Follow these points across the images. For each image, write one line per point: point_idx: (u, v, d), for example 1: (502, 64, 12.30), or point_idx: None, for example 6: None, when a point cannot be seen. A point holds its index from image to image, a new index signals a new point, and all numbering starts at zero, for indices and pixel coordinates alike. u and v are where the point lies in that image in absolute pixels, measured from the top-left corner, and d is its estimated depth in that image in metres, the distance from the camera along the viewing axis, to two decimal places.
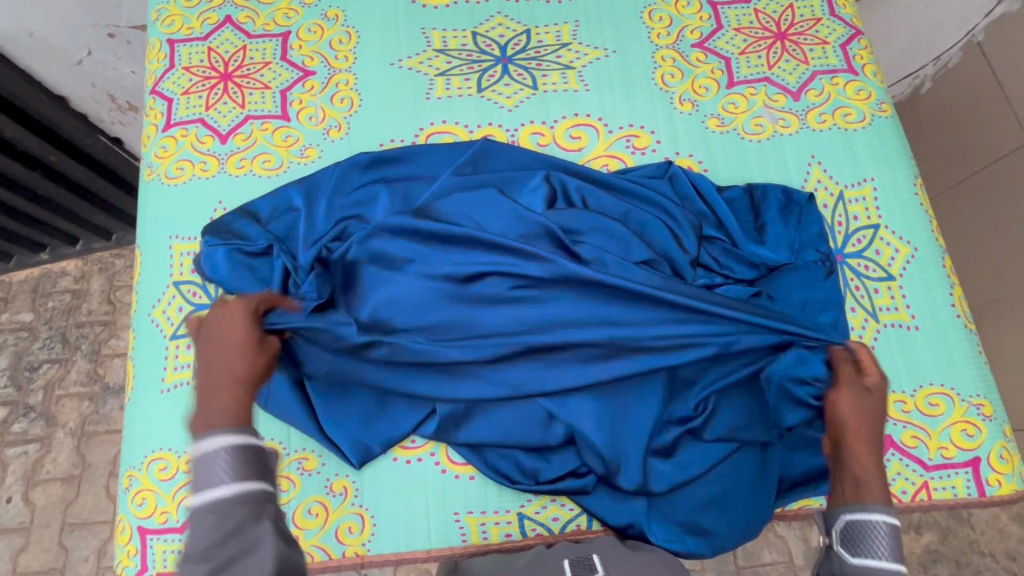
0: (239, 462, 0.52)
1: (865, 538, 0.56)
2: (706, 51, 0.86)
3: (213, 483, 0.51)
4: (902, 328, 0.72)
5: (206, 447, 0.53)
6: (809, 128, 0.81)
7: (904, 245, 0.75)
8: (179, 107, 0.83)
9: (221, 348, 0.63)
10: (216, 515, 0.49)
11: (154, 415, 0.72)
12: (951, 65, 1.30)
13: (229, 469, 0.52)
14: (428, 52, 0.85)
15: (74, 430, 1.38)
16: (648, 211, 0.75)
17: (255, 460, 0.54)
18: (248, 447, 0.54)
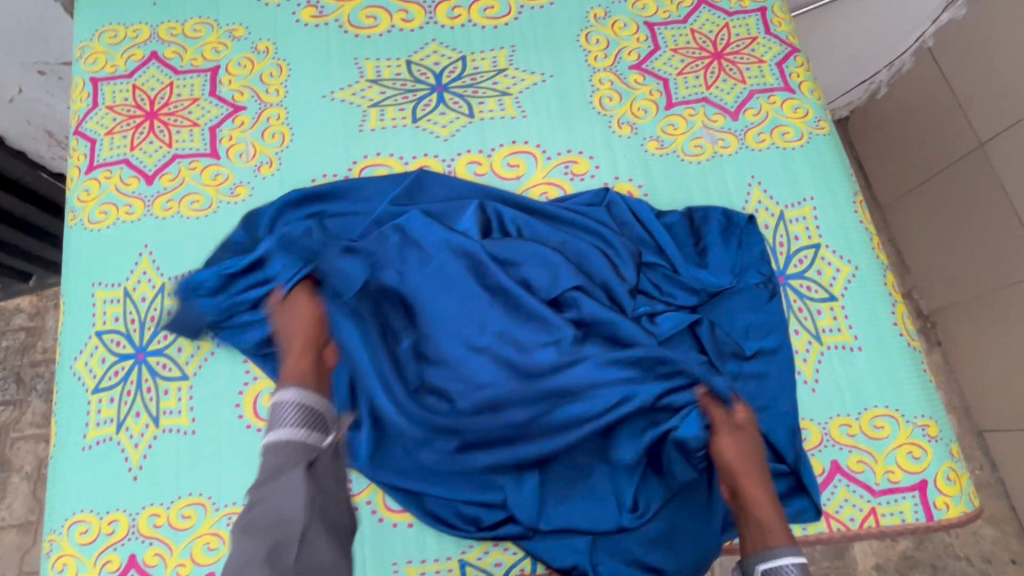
0: (302, 411, 0.56)
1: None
2: (643, 72, 0.85)
3: (281, 422, 0.55)
4: (846, 350, 0.71)
5: (282, 394, 0.58)
6: (748, 148, 0.80)
7: (846, 265, 0.74)
8: (102, 148, 0.80)
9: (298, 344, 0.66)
10: (278, 452, 0.53)
11: (75, 475, 0.68)
12: (904, 71, 1.31)
13: (298, 417, 0.56)
14: (361, 83, 0.84)
15: (30, 473, 1.33)
16: (586, 240, 0.74)
17: (322, 415, 0.58)
18: (318, 402, 0.58)
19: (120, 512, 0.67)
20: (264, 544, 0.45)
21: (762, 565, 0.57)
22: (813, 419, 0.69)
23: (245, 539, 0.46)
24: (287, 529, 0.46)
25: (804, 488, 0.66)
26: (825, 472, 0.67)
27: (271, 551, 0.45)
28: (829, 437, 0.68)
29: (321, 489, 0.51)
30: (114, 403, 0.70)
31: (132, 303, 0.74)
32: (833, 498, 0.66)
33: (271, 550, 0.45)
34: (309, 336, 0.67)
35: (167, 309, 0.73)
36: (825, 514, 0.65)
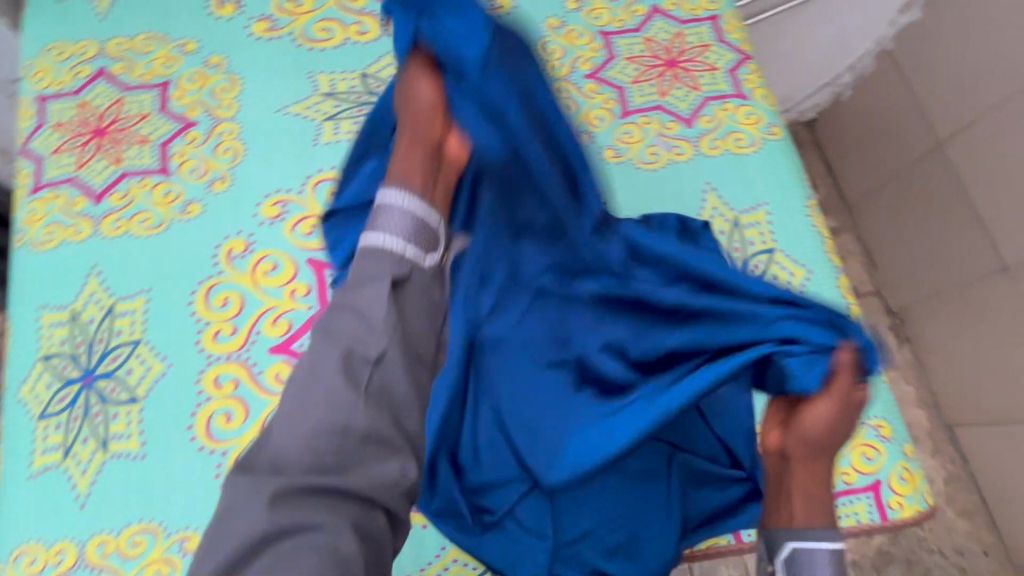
0: (409, 219, 0.56)
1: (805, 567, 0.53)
2: (599, 81, 0.85)
3: (392, 198, 0.57)
4: None
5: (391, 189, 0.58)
6: (702, 155, 0.81)
7: (799, 269, 0.75)
8: (49, 167, 0.79)
9: (416, 110, 0.65)
10: (376, 250, 0.54)
11: (21, 504, 0.66)
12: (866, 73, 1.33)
13: (406, 223, 0.56)
14: (315, 96, 0.83)
15: None
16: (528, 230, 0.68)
17: (431, 225, 0.59)
18: (427, 208, 0.59)
19: (68, 542, 0.65)
20: (337, 350, 0.47)
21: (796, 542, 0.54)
22: None
23: (322, 339, 0.48)
24: (365, 347, 0.48)
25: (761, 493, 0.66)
26: None
27: (344, 360, 0.47)
28: None
29: (410, 329, 0.52)
30: (61, 429, 0.69)
31: (80, 325, 0.72)
32: None
33: (345, 361, 0.47)
34: (434, 103, 0.65)
35: (116, 331, 0.72)
36: None
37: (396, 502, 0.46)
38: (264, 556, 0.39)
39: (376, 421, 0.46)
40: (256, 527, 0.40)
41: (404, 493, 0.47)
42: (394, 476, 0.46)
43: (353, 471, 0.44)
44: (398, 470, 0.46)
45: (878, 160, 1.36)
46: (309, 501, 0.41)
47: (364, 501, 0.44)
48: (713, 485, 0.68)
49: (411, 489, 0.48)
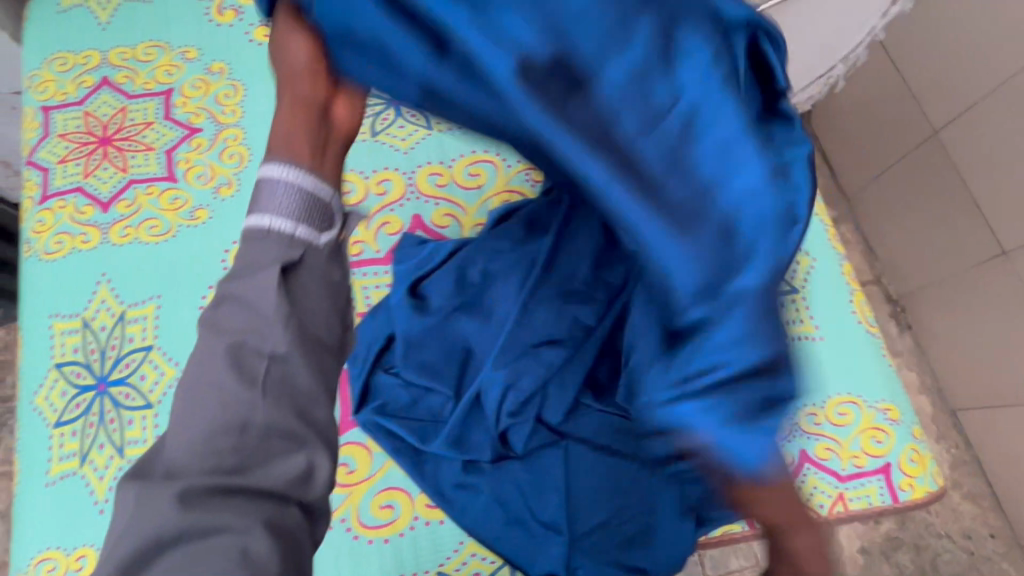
0: (302, 197, 0.40)
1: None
2: None
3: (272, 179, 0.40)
4: (809, 340, 0.73)
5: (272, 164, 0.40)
6: None
7: (803, 257, 0.76)
8: (56, 177, 0.79)
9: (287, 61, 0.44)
10: (258, 244, 0.38)
11: (39, 512, 0.67)
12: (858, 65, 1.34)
13: (294, 199, 0.40)
14: None
15: None
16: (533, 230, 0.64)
17: (319, 202, 0.41)
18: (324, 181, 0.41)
19: (88, 548, 0.65)
20: (224, 337, 0.36)
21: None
22: None
23: (208, 328, 0.37)
24: (259, 339, 0.36)
25: None
26: (794, 461, 0.68)
27: (230, 348, 0.36)
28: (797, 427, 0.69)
29: (308, 311, 0.38)
30: (77, 436, 0.69)
31: (92, 332, 0.73)
32: (802, 486, 0.68)
33: (231, 355, 0.36)
34: (311, 66, 0.43)
35: (128, 337, 0.72)
36: (795, 502, 0.67)
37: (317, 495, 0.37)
38: (175, 555, 0.31)
39: (277, 414, 0.36)
40: (142, 531, 0.32)
41: (318, 486, 0.37)
42: (304, 469, 0.36)
43: (255, 472, 0.34)
44: (312, 461, 0.36)
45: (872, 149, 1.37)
46: (208, 513, 0.32)
47: (278, 498, 0.34)
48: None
49: (330, 481, 0.38)
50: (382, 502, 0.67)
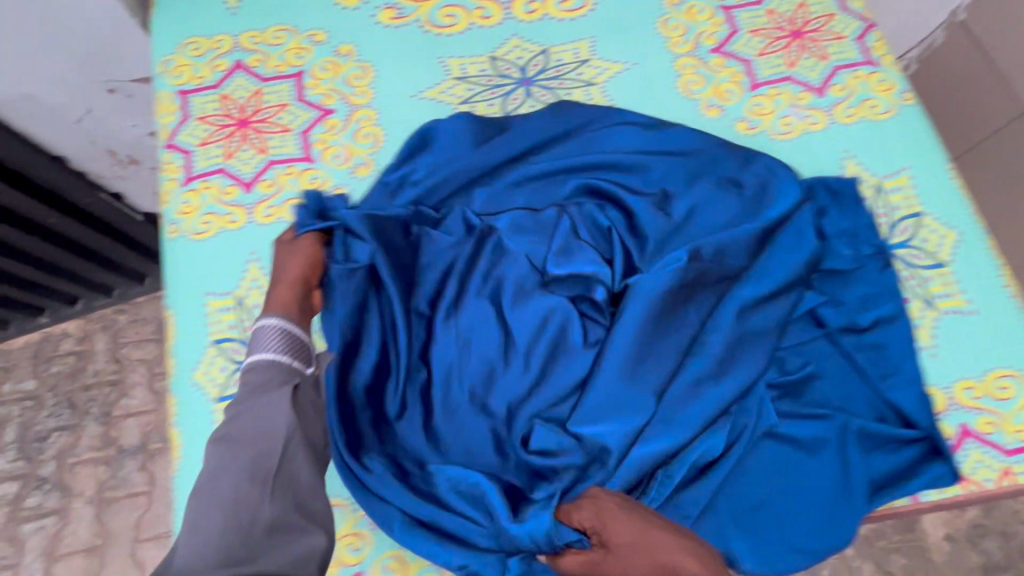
0: (284, 341, 0.65)
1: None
2: (725, 55, 0.85)
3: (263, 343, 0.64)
4: (959, 314, 0.72)
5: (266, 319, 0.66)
6: (839, 124, 0.80)
7: (949, 231, 0.75)
8: (199, 159, 0.81)
9: (291, 253, 0.72)
10: (257, 373, 0.62)
11: None
12: (936, 46, 1.29)
13: (280, 341, 0.64)
14: (447, 80, 0.84)
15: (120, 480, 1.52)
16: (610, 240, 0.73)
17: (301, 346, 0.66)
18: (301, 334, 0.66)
19: None
20: (246, 459, 0.54)
21: None
22: (937, 383, 0.70)
23: (222, 450, 0.55)
24: (269, 455, 0.55)
25: (940, 452, 0.66)
26: (955, 436, 0.67)
27: (252, 465, 0.54)
28: (955, 401, 0.69)
29: (298, 418, 0.60)
30: None
31: (246, 310, 0.74)
32: (965, 460, 0.67)
33: (251, 471, 0.54)
34: (298, 275, 0.70)
35: None
36: (961, 477, 0.66)
37: (313, 573, 0.53)
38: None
39: (284, 510, 0.53)
40: None
41: (318, 565, 0.53)
42: (306, 552, 0.52)
43: (262, 556, 0.50)
44: (311, 544, 0.53)
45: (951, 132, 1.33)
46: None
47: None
48: (889, 448, 0.68)
49: (323, 560, 0.54)
50: None
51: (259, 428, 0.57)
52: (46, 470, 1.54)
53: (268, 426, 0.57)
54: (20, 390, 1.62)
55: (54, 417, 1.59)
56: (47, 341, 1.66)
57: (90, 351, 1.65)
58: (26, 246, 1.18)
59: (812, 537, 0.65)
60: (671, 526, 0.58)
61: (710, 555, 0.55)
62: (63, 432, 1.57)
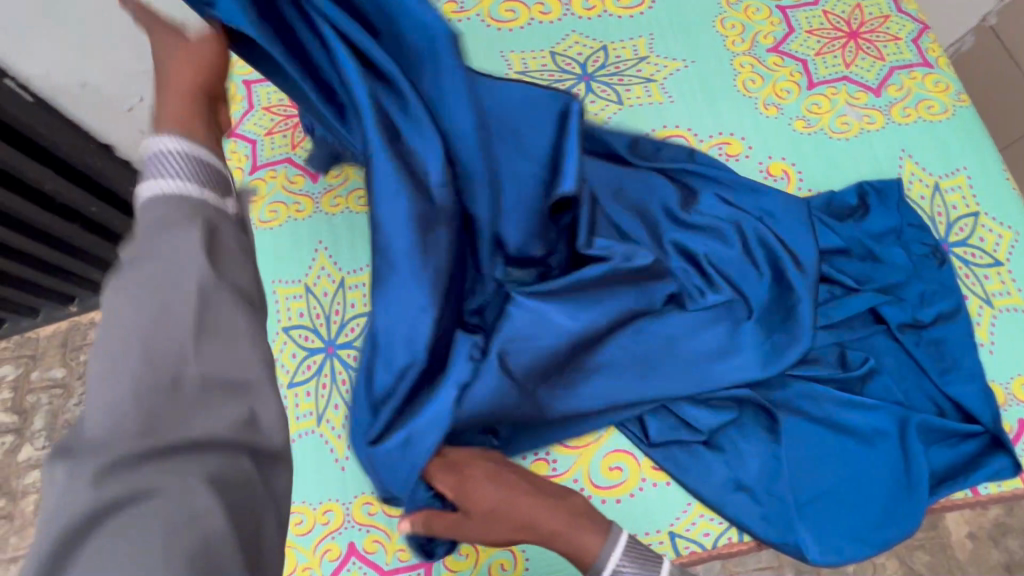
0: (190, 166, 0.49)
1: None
2: (782, 55, 0.87)
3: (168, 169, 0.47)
4: (1017, 312, 0.74)
5: (172, 139, 0.49)
6: (895, 123, 0.82)
7: (1006, 231, 0.77)
8: (263, 148, 0.84)
9: (189, 68, 0.57)
10: (163, 207, 0.45)
11: None
12: (965, 50, 1.28)
13: (185, 166, 0.48)
14: (510, 74, 0.85)
15: None
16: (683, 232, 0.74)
17: (215, 175, 0.50)
18: (215, 165, 0.50)
19: (333, 502, 0.68)
20: (152, 306, 0.40)
21: None
22: (996, 379, 0.71)
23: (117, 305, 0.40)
24: (183, 288, 0.41)
25: (1003, 445, 0.68)
26: (1014, 430, 0.69)
27: (158, 323, 0.40)
28: (1013, 396, 0.70)
29: (224, 249, 0.45)
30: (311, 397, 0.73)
31: (316, 298, 0.77)
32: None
33: (161, 313, 0.40)
34: (210, 80, 0.58)
35: (351, 304, 0.76)
36: (1022, 471, 0.68)
37: (272, 439, 0.42)
38: (97, 536, 0.32)
39: (219, 365, 0.41)
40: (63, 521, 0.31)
41: (280, 438, 0.43)
42: (246, 416, 0.41)
43: (191, 424, 0.38)
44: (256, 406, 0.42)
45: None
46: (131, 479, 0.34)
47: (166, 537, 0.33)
48: (947, 439, 0.69)
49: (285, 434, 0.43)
50: (612, 463, 0.69)
51: (165, 272, 0.42)
52: None
53: (177, 273, 0.42)
54: (50, 378, 1.62)
55: (83, 405, 1.59)
56: (76, 329, 1.66)
57: None
58: (64, 235, 1.20)
59: (877, 526, 0.66)
60: (536, 488, 0.61)
61: (585, 513, 0.59)
62: None
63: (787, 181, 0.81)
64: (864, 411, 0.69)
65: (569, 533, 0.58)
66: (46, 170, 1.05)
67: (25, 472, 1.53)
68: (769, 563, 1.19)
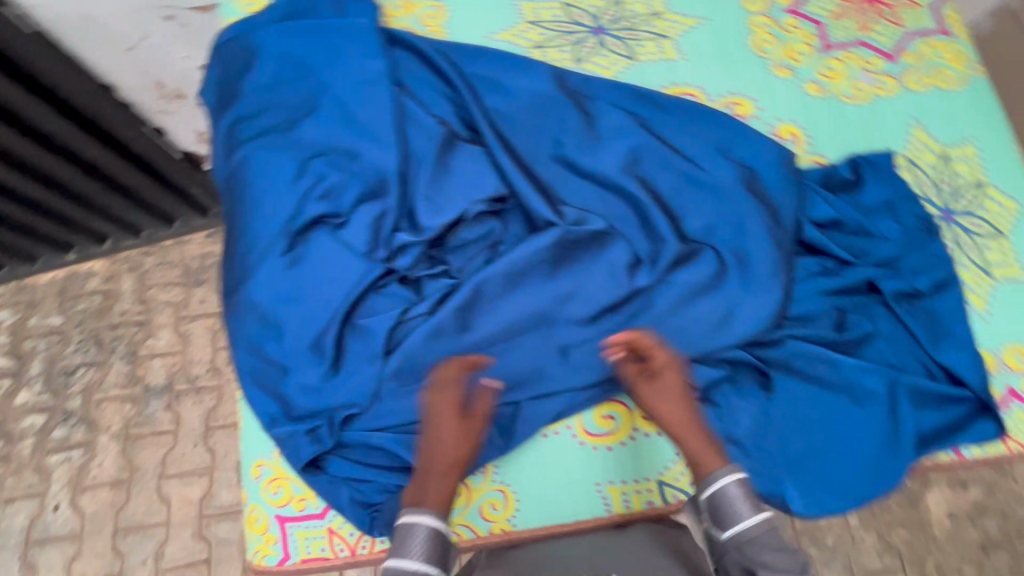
0: (434, 546, 0.56)
1: (727, 506, 0.58)
2: (799, 16, 0.85)
3: (410, 550, 0.56)
4: (1016, 283, 0.74)
5: (424, 515, 0.57)
6: (908, 90, 0.81)
7: (1010, 202, 0.77)
8: None
9: (433, 449, 0.62)
10: None
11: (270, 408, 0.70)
12: None
13: (425, 548, 0.56)
14: (521, 24, 0.84)
15: (142, 420, 1.54)
16: (686, 189, 0.74)
17: (447, 546, 0.58)
18: (447, 533, 0.58)
19: None
20: None
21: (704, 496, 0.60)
22: (987, 347, 0.72)
23: None
24: None
25: (989, 410, 0.69)
26: (1001, 398, 0.71)
27: None
28: (1003, 363, 0.72)
29: None
30: None
31: None
32: (1010, 420, 0.70)
33: None
34: (457, 458, 0.62)
35: None
36: (1004, 436, 0.69)
37: None
38: None
39: None
40: None
41: None
42: None
43: None
44: None
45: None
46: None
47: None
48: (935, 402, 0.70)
49: None
50: (604, 412, 0.70)
51: None
52: (72, 404, 1.55)
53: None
54: (48, 324, 1.62)
55: (80, 352, 1.60)
56: (74, 278, 1.66)
57: (116, 291, 1.65)
58: (62, 178, 1.19)
59: (859, 484, 0.68)
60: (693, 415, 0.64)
61: (710, 441, 0.62)
62: (90, 368, 1.59)
63: (796, 144, 0.80)
64: (858, 370, 0.70)
65: (691, 449, 0.62)
66: (39, 106, 1.03)
67: (21, 416, 1.55)
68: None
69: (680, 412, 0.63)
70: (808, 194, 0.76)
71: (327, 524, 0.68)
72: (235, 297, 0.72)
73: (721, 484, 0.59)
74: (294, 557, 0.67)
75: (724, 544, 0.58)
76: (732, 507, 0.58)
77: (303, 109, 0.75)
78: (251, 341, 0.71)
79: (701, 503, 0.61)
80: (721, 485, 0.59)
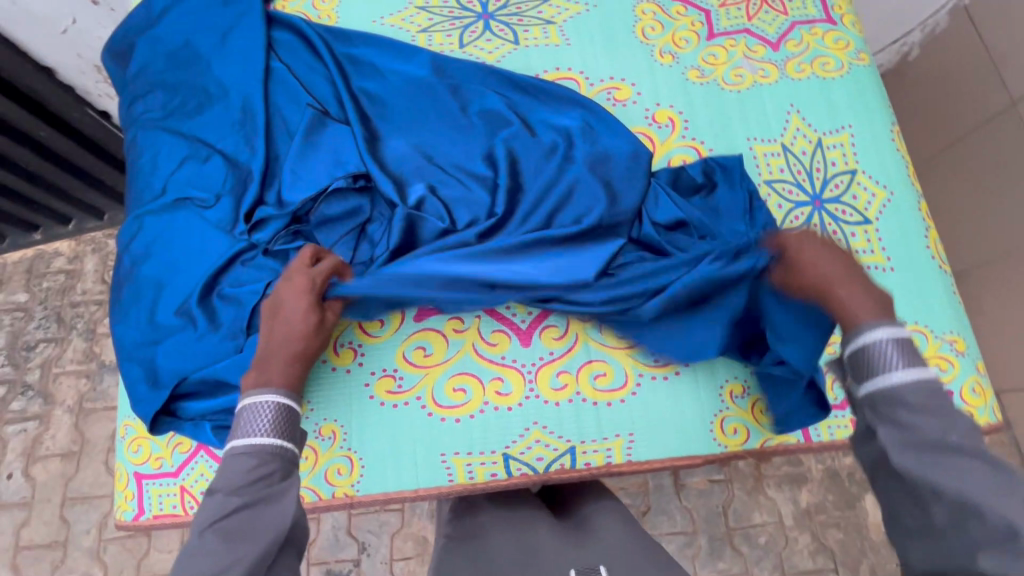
0: (280, 421, 0.58)
1: (875, 359, 0.51)
2: (686, 4, 0.86)
3: (258, 427, 0.57)
4: (879, 270, 0.74)
5: (272, 396, 0.58)
6: (789, 78, 0.81)
7: (881, 190, 0.77)
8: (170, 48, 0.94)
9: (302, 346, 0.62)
10: (251, 459, 0.54)
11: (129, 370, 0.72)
12: (938, 32, 1.20)
13: (272, 425, 0.57)
14: (410, 9, 0.86)
15: (94, 396, 1.59)
16: (550, 173, 0.75)
17: (297, 425, 0.60)
18: (297, 411, 0.60)
19: None
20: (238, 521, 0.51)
21: (853, 348, 0.53)
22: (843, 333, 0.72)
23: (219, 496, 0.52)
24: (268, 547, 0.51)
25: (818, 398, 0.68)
26: None
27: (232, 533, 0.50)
28: None
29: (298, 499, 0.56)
30: None
31: None
32: None
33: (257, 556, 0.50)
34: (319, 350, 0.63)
35: None
36: None
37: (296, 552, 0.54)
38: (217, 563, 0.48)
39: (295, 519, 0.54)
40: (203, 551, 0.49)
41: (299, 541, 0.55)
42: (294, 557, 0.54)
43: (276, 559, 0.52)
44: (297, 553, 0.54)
45: (930, 131, 1.25)
46: (226, 524, 0.51)
47: (257, 548, 0.50)
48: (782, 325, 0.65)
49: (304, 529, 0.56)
50: (456, 385, 0.71)
51: (259, 513, 0.52)
52: (31, 377, 1.62)
53: (265, 493, 0.53)
54: (12, 301, 1.69)
55: (42, 328, 1.66)
56: (41, 257, 1.72)
57: (79, 271, 1.71)
58: (17, 158, 1.23)
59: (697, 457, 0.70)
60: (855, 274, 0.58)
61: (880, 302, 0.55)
62: (49, 344, 1.65)
63: (671, 129, 0.80)
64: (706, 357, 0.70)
65: (854, 296, 0.56)
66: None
67: None
68: (682, 528, 1.23)
69: (835, 270, 0.58)
70: (655, 193, 0.75)
71: (180, 483, 0.71)
72: (120, 266, 0.77)
73: (887, 335, 0.51)
74: (148, 513, 0.71)
75: (863, 399, 0.51)
76: (882, 359, 0.51)
77: (191, 88, 0.79)
78: (123, 307, 0.74)
79: (844, 360, 0.55)
80: (888, 337, 0.51)
